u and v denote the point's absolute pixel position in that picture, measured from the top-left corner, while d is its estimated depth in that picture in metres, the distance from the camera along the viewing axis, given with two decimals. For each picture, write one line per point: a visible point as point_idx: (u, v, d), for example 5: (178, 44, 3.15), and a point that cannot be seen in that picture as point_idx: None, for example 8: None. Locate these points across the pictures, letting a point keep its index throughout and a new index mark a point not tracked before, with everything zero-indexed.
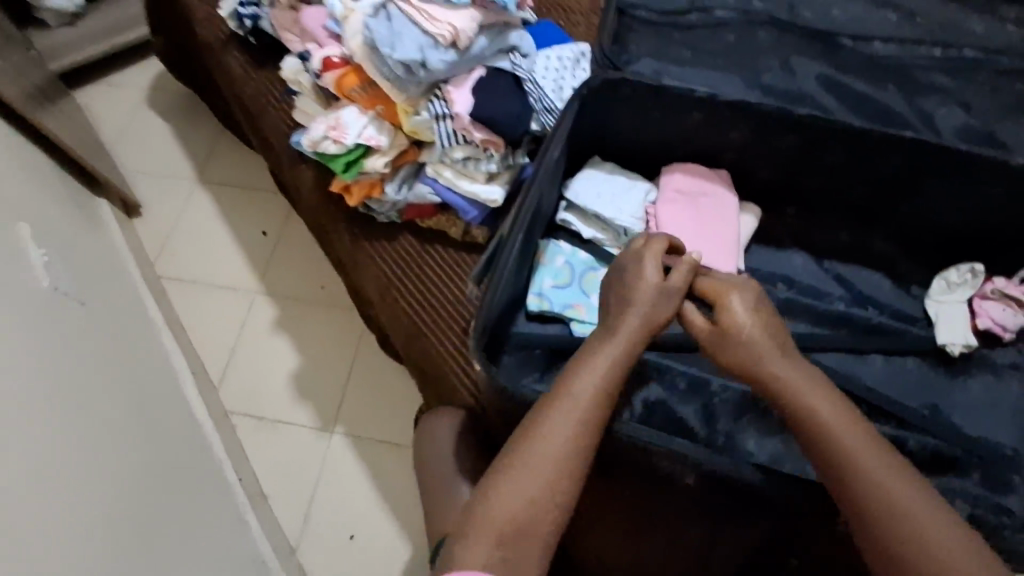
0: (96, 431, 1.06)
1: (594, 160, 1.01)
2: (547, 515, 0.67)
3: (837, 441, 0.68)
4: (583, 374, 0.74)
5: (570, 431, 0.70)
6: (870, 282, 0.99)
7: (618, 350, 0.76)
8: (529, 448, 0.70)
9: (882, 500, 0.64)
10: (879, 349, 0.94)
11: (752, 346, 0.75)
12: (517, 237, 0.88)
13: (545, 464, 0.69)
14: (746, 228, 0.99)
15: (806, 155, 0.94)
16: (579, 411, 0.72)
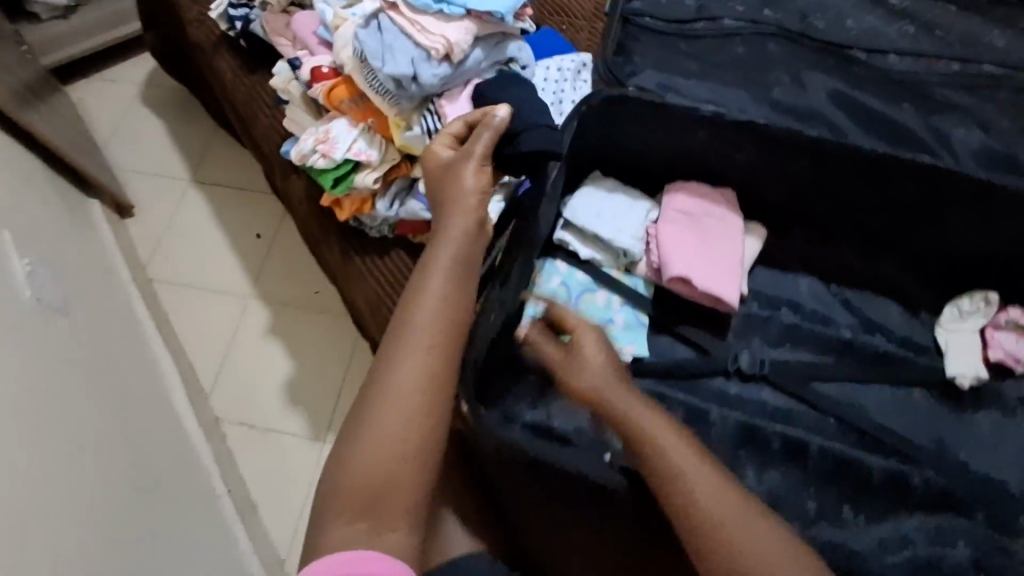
0: (78, 445, 1.03)
1: (593, 175, 0.97)
2: (417, 454, 0.65)
3: (723, 544, 0.59)
4: (419, 297, 0.71)
5: (418, 360, 0.68)
6: (878, 308, 0.94)
7: (450, 258, 0.73)
8: (378, 394, 0.67)
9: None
10: (886, 380, 0.90)
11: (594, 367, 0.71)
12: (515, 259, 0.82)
13: (398, 405, 0.66)
14: (750, 251, 0.95)
15: (815, 177, 0.89)
16: (426, 336, 0.69)
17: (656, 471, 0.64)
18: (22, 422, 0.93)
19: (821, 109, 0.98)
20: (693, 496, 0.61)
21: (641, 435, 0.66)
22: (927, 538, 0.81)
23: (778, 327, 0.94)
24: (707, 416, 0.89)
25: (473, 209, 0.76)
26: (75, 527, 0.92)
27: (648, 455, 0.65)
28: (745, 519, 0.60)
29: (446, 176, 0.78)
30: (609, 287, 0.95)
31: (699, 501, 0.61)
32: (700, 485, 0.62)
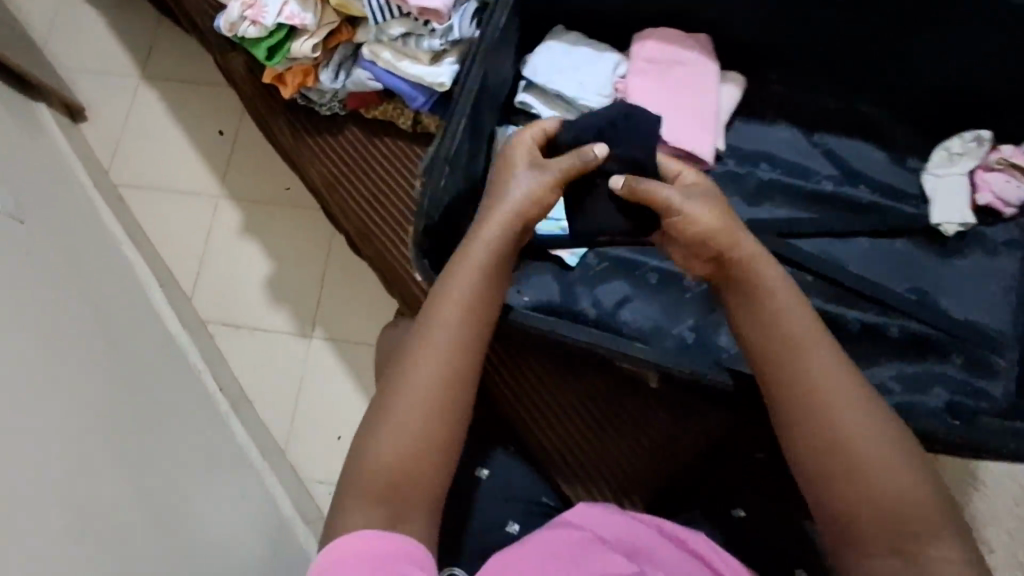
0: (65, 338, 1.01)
1: (556, 31, 0.90)
2: (430, 457, 0.61)
3: (844, 440, 0.56)
4: (446, 299, 0.65)
5: (436, 370, 0.62)
6: (861, 156, 0.89)
7: (487, 252, 0.66)
8: (390, 402, 0.62)
9: (854, 496, 0.55)
10: (867, 231, 0.86)
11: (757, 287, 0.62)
12: (464, 110, 0.76)
13: (412, 406, 0.62)
14: (727, 101, 0.88)
15: (793, 10, 0.81)
16: (445, 343, 0.63)
17: (786, 360, 0.59)
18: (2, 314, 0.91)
19: None
20: (842, 428, 0.56)
21: (770, 313, 0.61)
22: (901, 385, 0.81)
23: (755, 183, 0.89)
24: (680, 281, 0.87)
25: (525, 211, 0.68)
26: (70, 413, 0.92)
27: (765, 324, 0.61)
28: (872, 417, 0.57)
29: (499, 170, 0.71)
30: None
31: (825, 396, 0.57)
32: (834, 382, 0.58)
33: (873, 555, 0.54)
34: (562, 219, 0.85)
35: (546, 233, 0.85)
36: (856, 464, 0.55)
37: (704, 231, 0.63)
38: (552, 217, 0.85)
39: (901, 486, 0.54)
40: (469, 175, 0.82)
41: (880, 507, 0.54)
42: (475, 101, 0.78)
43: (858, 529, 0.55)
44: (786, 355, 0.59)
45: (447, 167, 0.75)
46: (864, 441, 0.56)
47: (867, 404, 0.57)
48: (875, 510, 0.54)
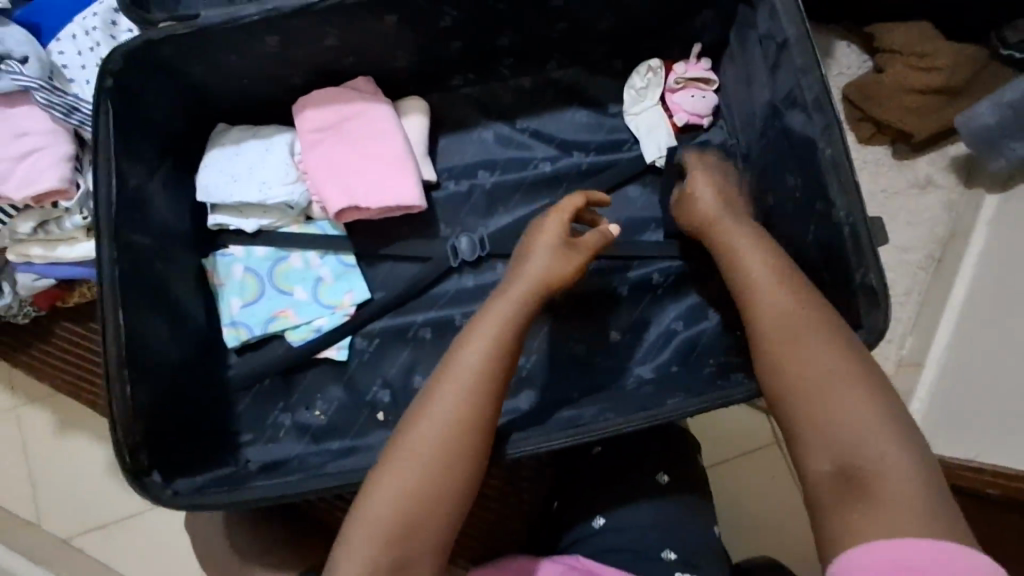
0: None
1: (217, 130, 0.82)
2: (445, 503, 0.56)
3: (791, 362, 0.58)
4: (474, 340, 0.61)
5: (454, 410, 0.58)
6: (565, 124, 0.88)
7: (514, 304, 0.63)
8: (395, 457, 0.57)
9: (808, 410, 0.55)
10: (602, 191, 0.86)
11: (724, 231, 0.69)
12: (115, 313, 0.65)
13: (421, 462, 0.56)
14: (416, 132, 0.84)
15: (419, 27, 0.77)
16: (456, 407, 0.58)
17: (756, 292, 0.63)
18: None
19: None
20: (792, 346, 0.58)
21: (739, 249, 0.66)
22: (684, 321, 0.83)
23: (479, 195, 0.87)
24: (453, 324, 0.84)
25: (549, 276, 0.65)
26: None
27: (732, 259, 0.67)
28: (827, 351, 0.57)
29: (531, 235, 0.70)
30: (298, 247, 0.83)
31: (789, 329, 0.59)
32: (806, 322, 0.59)
33: (814, 463, 0.54)
34: (308, 321, 0.82)
35: (298, 342, 0.82)
36: (849, 379, 0.55)
37: (698, 201, 0.73)
38: (299, 324, 0.82)
39: (861, 405, 0.53)
40: (181, 342, 0.75)
41: (834, 428, 0.54)
42: (126, 278, 0.68)
43: (805, 445, 0.55)
44: (749, 261, 0.65)
45: (123, 377, 0.65)
46: (807, 365, 0.57)
47: (833, 332, 0.58)
48: (827, 432, 0.54)
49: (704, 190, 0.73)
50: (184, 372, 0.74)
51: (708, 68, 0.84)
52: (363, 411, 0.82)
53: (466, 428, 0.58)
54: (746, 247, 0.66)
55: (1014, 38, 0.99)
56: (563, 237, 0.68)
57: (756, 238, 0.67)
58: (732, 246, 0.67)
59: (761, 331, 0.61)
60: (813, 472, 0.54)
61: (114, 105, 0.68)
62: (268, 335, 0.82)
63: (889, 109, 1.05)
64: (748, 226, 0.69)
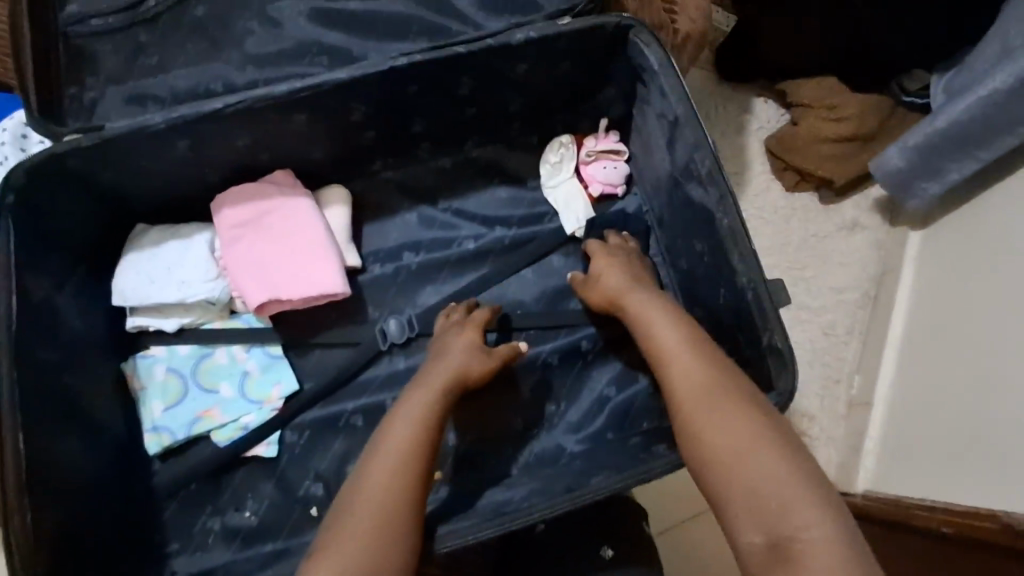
0: None
1: (136, 231, 0.81)
2: None
3: (711, 432, 0.59)
4: (391, 435, 0.64)
5: (377, 502, 0.59)
6: (487, 200, 0.90)
7: (428, 401, 0.68)
8: (322, 554, 0.56)
9: (729, 480, 0.56)
10: (526, 263, 0.87)
11: (638, 308, 0.72)
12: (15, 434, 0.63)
13: (346, 558, 0.55)
14: (337, 220, 0.85)
15: (332, 122, 0.79)
16: (378, 500, 0.59)
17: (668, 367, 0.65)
18: None
19: (314, 40, 0.81)
20: (710, 416, 0.60)
21: (649, 326, 0.69)
22: (616, 386, 0.84)
23: (406, 276, 0.87)
24: (384, 409, 0.82)
25: (460, 371, 0.72)
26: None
27: (644, 337, 0.70)
28: (744, 418, 0.58)
29: (442, 339, 0.77)
30: (222, 343, 0.82)
31: (699, 400, 0.61)
32: (714, 391, 0.61)
33: (743, 535, 0.53)
34: (235, 419, 0.80)
35: (225, 442, 0.79)
36: (761, 445, 0.56)
37: (608, 281, 0.77)
38: (225, 422, 0.80)
39: (773, 469, 0.54)
40: (98, 456, 0.72)
41: (760, 497, 0.54)
42: (28, 396, 0.66)
43: (733, 518, 0.54)
44: (660, 337, 0.68)
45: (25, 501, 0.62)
46: (724, 435, 0.58)
47: (745, 398, 0.60)
48: (753, 502, 0.54)
49: (613, 271, 0.77)
50: (101, 487, 0.72)
51: (617, 140, 0.88)
52: (296, 509, 0.79)
53: (388, 521, 0.58)
54: (658, 321, 0.69)
55: (912, 86, 1.02)
56: (473, 340, 0.75)
57: (663, 308, 0.71)
58: (644, 322, 0.70)
59: (678, 405, 0.62)
60: (744, 545, 0.53)
61: (18, 224, 0.68)
62: (193, 436, 0.79)
63: (809, 158, 1.07)
64: (658, 300, 0.72)
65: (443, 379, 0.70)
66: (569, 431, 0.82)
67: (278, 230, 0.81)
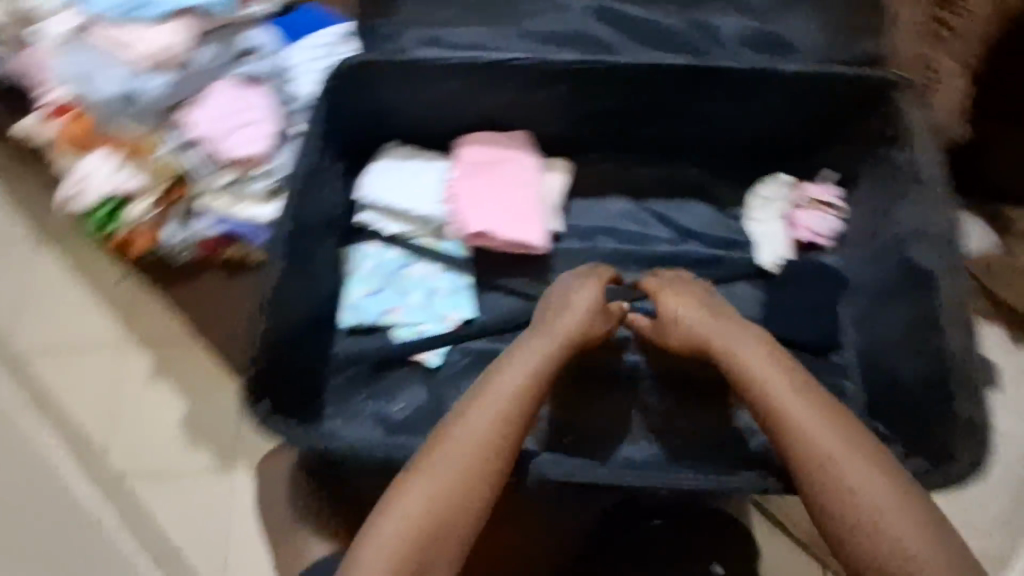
0: None
1: (392, 144, 0.94)
2: (462, 526, 0.61)
3: (831, 472, 0.60)
4: (502, 377, 0.67)
5: (481, 440, 0.64)
6: (690, 213, 0.95)
7: (543, 352, 0.70)
8: (428, 473, 0.62)
9: (843, 522, 0.58)
10: (708, 282, 0.91)
11: (721, 331, 0.71)
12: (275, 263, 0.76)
13: (445, 485, 0.61)
14: (555, 186, 0.93)
15: (586, 101, 0.87)
16: (481, 439, 0.64)
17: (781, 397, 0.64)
18: None
19: (587, 30, 0.91)
20: (830, 457, 0.60)
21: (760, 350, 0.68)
22: None
23: (595, 255, 0.94)
24: None
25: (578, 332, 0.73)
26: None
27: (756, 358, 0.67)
28: (868, 467, 0.60)
29: (563, 292, 0.78)
30: (425, 257, 0.93)
31: (813, 446, 0.61)
32: (832, 444, 0.60)
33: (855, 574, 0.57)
34: (415, 324, 0.90)
35: (402, 339, 0.90)
36: (885, 497, 0.58)
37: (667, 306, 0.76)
38: (406, 323, 0.90)
39: (897, 524, 0.57)
40: (313, 309, 0.85)
41: (881, 546, 0.56)
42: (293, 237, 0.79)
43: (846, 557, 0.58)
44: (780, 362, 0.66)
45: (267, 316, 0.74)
46: (845, 479, 0.59)
47: (867, 447, 0.61)
48: (871, 549, 0.56)
49: (707, 291, 0.77)
50: (306, 337, 0.83)
51: (838, 194, 0.89)
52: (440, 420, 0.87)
53: (488, 460, 0.63)
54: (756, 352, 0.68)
55: None
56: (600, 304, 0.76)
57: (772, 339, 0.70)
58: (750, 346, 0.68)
59: (789, 435, 0.62)
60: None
61: (326, 105, 0.82)
62: (378, 325, 0.90)
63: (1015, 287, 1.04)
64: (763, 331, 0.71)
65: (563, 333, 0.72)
66: (657, 397, 0.89)
67: (505, 178, 0.91)
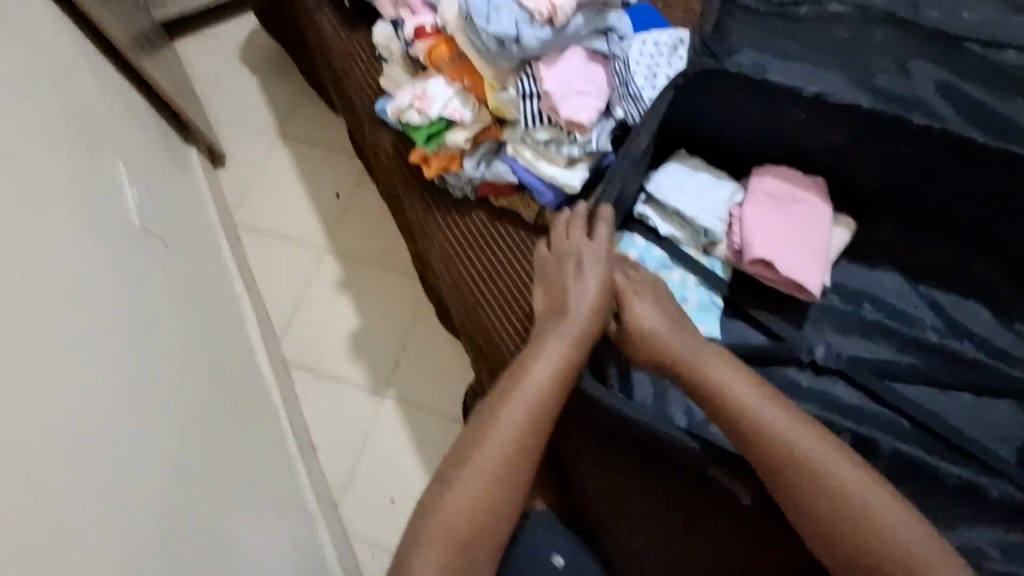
0: (164, 384, 0.99)
1: (680, 154, 0.96)
2: (496, 510, 0.71)
3: (835, 494, 0.67)
4: (526, 377, 0.76)
5: (512, 434, 0.73)
6: (970, 314, 0.91)
7: (563, 351, 0.77)
8: (471, 465, 0.73)
9: (852, 539, 0.66)
10: (970, 386, 0.87)
11: (695, 353, 0.78)
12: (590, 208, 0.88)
13: (481, 479, 0.72)
14: (836, 241, 0.92)
15: (913, 168, 0.86)
16: (509, 433, 0.74)
17: (763, 442, 0.71)
18: (120, 363, 0.90)
19: (927, 102, 0.94)
20: (825, 480, 0.68)
21: (724, 384, 0.75)
22: (1001, 553, 0.76)
23: (857, 321, 0.92)
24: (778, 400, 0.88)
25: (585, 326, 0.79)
26: (158, 420, 0.93)
27: (721, 400, 0.75)
28: (865, 485, 0.68)
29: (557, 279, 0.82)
30: (686, 266, 0.93)
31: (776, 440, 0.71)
32: (785, 432, 0.71)
33: None
34: None
35: None
36: (882, 509, 0.66)
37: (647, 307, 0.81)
38: None
39: (901, 531, 0.65)
40: None
41: (892, 555, 0.64)
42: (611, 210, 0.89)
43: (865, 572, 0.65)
44: (738, 398, 0.74)
45: None
46: (845, 500, 0.67)
47: (856, 468, 0.69)
48: (884, 557, 0.65)
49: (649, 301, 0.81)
50: None
51: None
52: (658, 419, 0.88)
53: (513, 452, 0.73)
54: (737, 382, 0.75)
55: None
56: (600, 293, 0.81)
57: (734, 368, 0.77)
58: (715, 379, 0.75)
59: (782, 474, 0.70)
60: None
61: (671, 96, 0.88)
62: None
63: None
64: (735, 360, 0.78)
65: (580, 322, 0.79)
66: None
67: (800, 220, 0.90)
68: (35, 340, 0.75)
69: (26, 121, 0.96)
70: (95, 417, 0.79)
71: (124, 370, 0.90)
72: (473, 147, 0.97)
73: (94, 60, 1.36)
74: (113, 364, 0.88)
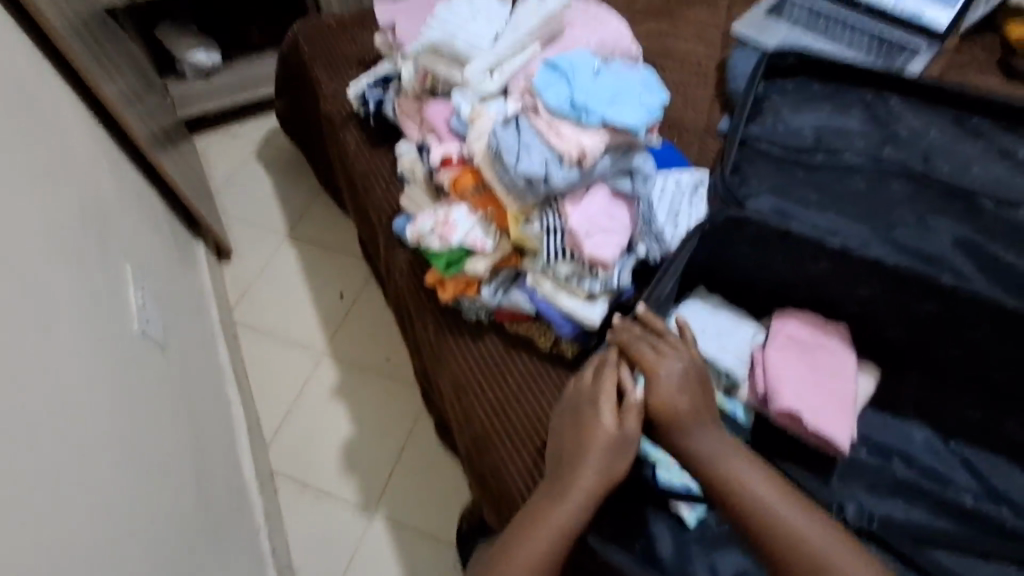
0: (154, 501, 0.92)
1: (699, 291, 0.94)
2: None
3: None
4: (540, 524, 0.71)
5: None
6: (1005, 475, 0.87)
7: (582, 495, 0.72)
8: None
9: None
10: (1012, 558, 0.81)
11: (713, 449, 0.72)
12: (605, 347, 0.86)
13: None
14: (863, 390, 0.90)
15: (938, 324, 0.85)
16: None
17: (783, 542, 0.67)
18: (114, 481, 0.84)
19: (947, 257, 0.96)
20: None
21: (741, 483, 0.70)
22: None
23: (886, 479, 0.88)
24: None
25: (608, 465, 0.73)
26: (140, 546, 0.84)
27: (740, 497, 0.69)
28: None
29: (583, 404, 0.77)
30: None
31: (804, 542, 0.67)
32: (806, 527, 0.67)
33: None
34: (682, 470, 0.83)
35: (665, 482, 0.82)
36: None
37: (673, 389, 0.74)
38: (673, 466, 0.83)
39: None
40: None
41: None
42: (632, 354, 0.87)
43: None
44: (754, 498, 0.69)
45: None
46: None
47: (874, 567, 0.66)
48: None
49: (672, 377, 0.75)
50: None
51: None
52: None
53: None
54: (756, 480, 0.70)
55: None
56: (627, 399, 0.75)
57: (749, 465, 0.72)
58: (734, 477, 0.70)
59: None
60: None
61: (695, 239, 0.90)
62: (644, 456, 0.84)
63: None
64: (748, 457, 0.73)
65: (597, 461, 0.73)
66: None
67: (825, 368, 0.87)
68: (31, 461, 0.70)
69: (41, 222, 0.94)
70: (82, 545, 0.73)
71: (110, 490, 0.83)
72: (495, 274, 0.97)
73: (116, 159, 1.38)
74: (105, 483, 0.83)
